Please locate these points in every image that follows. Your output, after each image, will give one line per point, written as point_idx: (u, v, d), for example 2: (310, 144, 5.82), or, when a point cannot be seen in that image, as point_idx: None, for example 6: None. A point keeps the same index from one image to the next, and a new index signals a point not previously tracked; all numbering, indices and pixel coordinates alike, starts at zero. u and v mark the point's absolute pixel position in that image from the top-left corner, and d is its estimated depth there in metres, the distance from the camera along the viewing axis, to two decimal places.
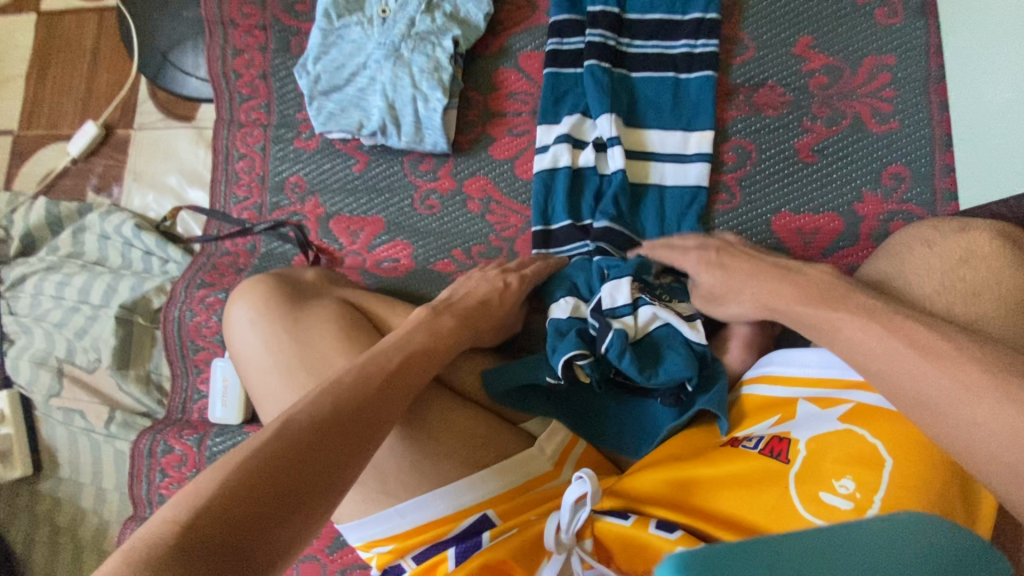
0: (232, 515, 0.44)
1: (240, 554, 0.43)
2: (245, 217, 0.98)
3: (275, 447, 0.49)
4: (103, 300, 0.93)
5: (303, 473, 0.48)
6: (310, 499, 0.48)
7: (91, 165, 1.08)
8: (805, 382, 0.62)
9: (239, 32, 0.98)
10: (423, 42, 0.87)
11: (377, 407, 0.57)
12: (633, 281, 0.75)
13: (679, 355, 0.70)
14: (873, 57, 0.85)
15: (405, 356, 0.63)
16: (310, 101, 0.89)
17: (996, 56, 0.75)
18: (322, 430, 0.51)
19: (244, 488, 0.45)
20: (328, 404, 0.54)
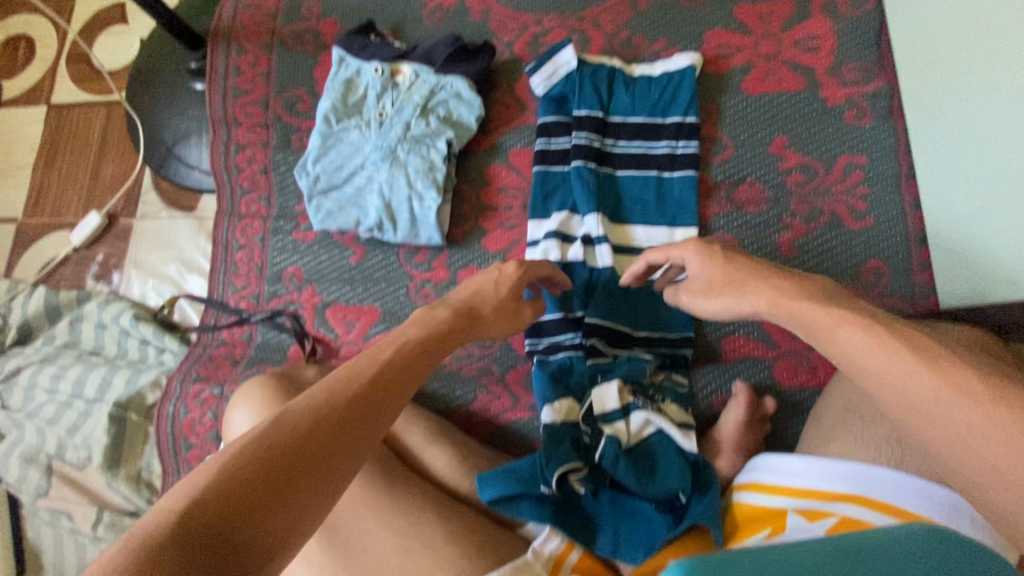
0: (220, 509, 0.42)
1: (235, 543, 0.41)
2: (242, 306, 1.00)
3: (265, 440, 0.46)
4: (98, 394, 0.93)
5: (298, 457, 0.46)
6: (307, 485, 0.46)
7: (92, 253, 1.10)
8: (794, 492, 0.63)
9: (242, 130, 1.02)
10: (418, 144, 0.92)
11: (377, 390, 0.54)
12: (623, 385, 0.78)
13: (676, 462, 0.72)
14: (846, 156, 0.89)
15: (402, 347, 0.60)
16: (309, 200, 0.92)
17: (956, 165, 0.79)
18: (317, 417, 0.49)
19: (237, 475, 0.44)
20: (326, 393, 0.51)
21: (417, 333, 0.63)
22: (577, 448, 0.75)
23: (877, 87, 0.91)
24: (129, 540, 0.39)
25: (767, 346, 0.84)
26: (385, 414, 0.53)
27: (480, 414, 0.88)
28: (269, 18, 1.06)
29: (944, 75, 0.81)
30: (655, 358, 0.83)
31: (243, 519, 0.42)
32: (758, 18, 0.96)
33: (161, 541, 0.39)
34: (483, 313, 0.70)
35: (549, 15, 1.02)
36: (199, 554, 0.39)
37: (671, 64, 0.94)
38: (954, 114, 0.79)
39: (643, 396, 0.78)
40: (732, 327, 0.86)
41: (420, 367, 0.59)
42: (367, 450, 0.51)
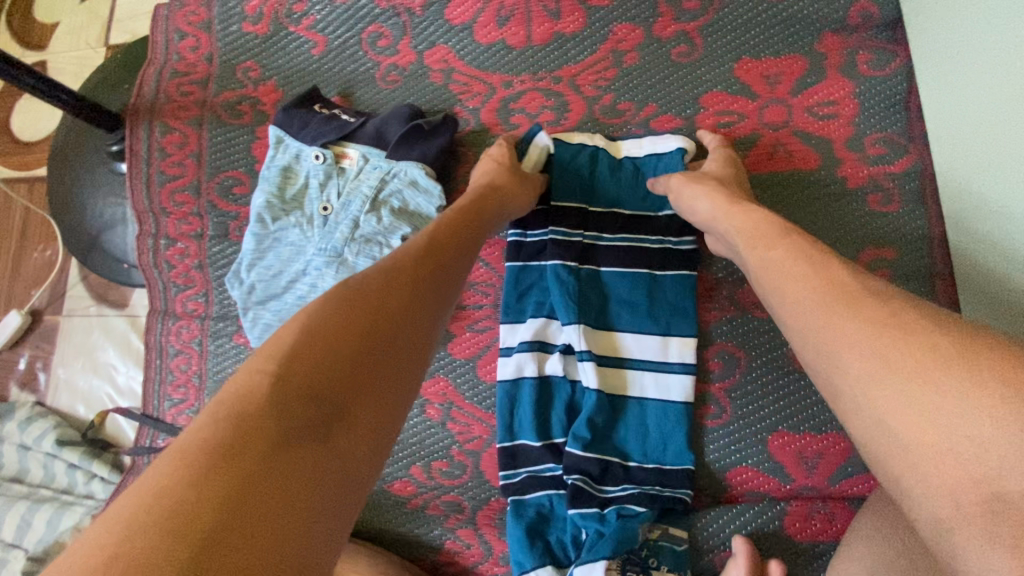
0: (322, 355, 0.44)
1: (343, 383, 0.43)
2: (181, 422, 0.88)
3: (352, 297, 0.49)
4: (17, 538, 0.82)
5: (385, 311, 0.49)
6: (397, 337, 0.49)
7: (15, 355, 0.98)
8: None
9: (172, 219, 0.89)
10: (369, 243, 0.79)
11: (439, 261, 0.58)
12: (610, 562, 0.66)
13: None
14: (870, 249, 0.76)
15: (445, 223, 0.63)
16: (244, 311, 0.80)
17: (989, 273, 0.68)
18: (396, 282, 0.52)
19: (331, 327, 0.46)
20: (385, 268, 0.54)
21: (454, 211, 0.66)
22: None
23: (907, 165, 0.77)
24: (224, 401, 0.39)
25: (781, 481, 0.72)
26: (444, 289, 0.57)
27: (452, 561, 0.77)
28: (200, 87, 0.92)
29: (984, 169, 0.67)
30: (648, 507, 0.70)
31: (337, 378, 0.43)
32: (763, 78, 0.82)
33: (265, 397, 0.39)
34: (505, 186, 0.73)
35: (520, 76, 0.88)
36: (299, 415, 0.40)
37: (664, 145, 0.80)
38: (986, 210, 0.67)
39: (633, 569, 0.66)
40: (740, 457, 0.73)
41: (464, 244, 0.63)
42: (434, 320, 0.54)
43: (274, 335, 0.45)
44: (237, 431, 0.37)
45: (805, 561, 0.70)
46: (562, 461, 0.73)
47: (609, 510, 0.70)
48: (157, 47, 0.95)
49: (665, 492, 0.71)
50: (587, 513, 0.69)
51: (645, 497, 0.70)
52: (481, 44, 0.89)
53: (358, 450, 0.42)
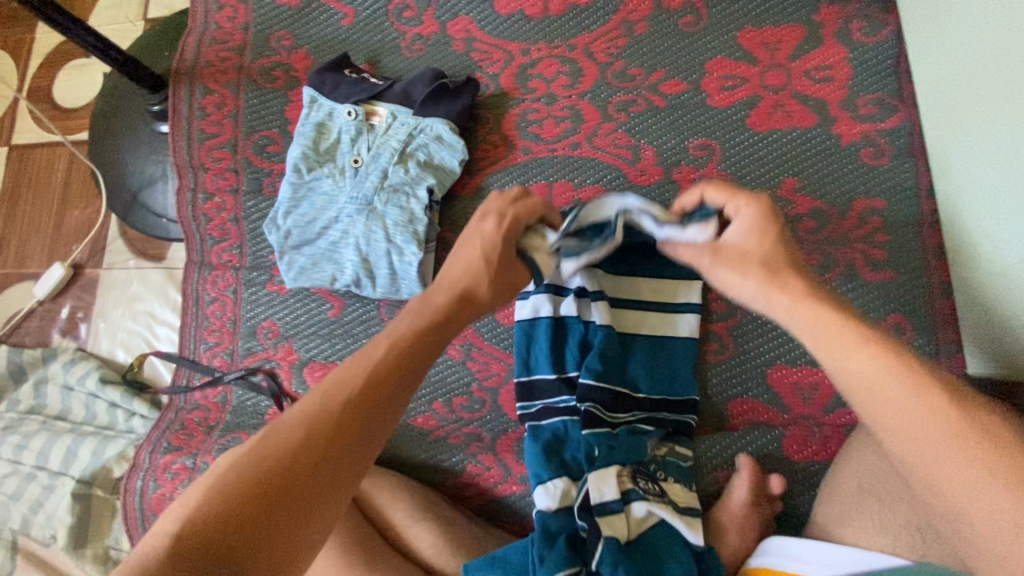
0: (296, 445, 0.52)
1: (309, 470, 0.51)
2: (216, 364, 0.94)
3: (338, 388, 0.56)
4: (63, 467, 0.88)
5: (362, 401, 0.55)
6: (369, 427, 0.55)
7: (58, 306, 1.04)
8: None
9: (210, 175, 0.96)
10: (396, 193, 0.85)
11: (425, 341, 0.61)
12: (621, 469, 0.72)
13: (681, 562, 0.67)
14: (862, 200, 0.82)
15: (426, 309, 0.64)
16: (280, 255, 0.86)
17: (971, 210, 0.74)
18: (379, 368, 0.58)
19: (311, 418, 0.53)
20: (310, 409, 0.54)
21: (406, 330, 0.61)
22: (573, 545, 0.69)
23: (897, 123, 0.83)
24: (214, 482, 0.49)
25: (778, 409, 0.78)
26: (375, 431, 0.55)
27: (472, 485, 0.82)
28: (237, 53, 0.99)
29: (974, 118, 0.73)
30: (655, 428, 0.77)
31: (230, 537, 0.46)
32: (764, 45, 0.88)
33: (241, 482, 0.49)
34: (478, 297, 0.65)
35: (536, 44, 0.95)
36: (263, 500, 0.49)
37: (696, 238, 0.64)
38: (968, 152, 0.74)
39: (643, 479, 0.72)
40: (740, 389, 0.79)
41: (411, 373, 0.59)
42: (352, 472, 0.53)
43: (198, 482, 0.51)
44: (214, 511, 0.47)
45: (802, 480, 0.75)
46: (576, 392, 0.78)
47: (619, 430, 0.76)
48: (196, 17, 1.02)
49: (671, 415, 0.77)
50: (600, 432, 0.74)
51: (652, 420, 0.77)
52: (501, 15, 0.96)
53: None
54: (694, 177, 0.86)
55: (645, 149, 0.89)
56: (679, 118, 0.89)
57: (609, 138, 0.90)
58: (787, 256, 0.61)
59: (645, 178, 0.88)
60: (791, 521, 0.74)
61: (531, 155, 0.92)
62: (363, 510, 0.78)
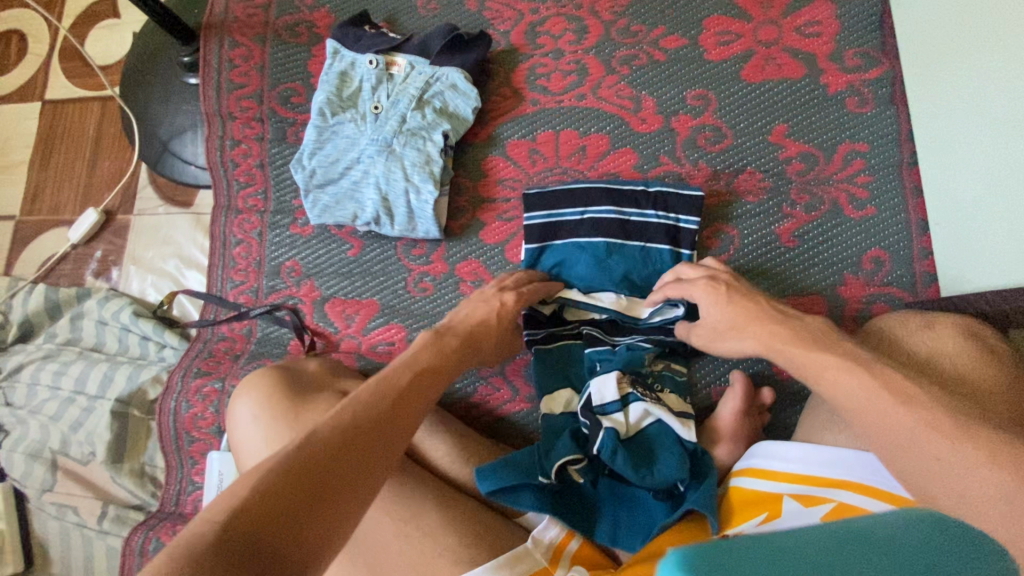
0: (352, 430, 0.55)
1: (364, 452, 0.54)
2: (241, 301, 1.00)
3: (381, 387, 0.61)
4: (100, 390, 0.94)
5: (405, 402, 0.61)
6: (409, 422, 0.60)
7: (91, 250, 1.10)
8: (791, 479, 0.66)
9: (237, 124, 1.02)
10: (414, 137, 0.92)
11: (448, 361, 0.70)
12: (622, 375, 0.77)
13: (676, 454, 0.72)
14: (847, 144, 0.88)
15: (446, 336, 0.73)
16: (305, 194, 0.92)
17: (949, 147, 0.81)
18: (416, 375, 0.65)
19: (363, 410, 0.57)
20: (350, 411, 0.57)
21: (427, 361, 0.67)
22: (576, 440, 0.74)
23: (879, 74, 0.90)
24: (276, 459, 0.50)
25: None
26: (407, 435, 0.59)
27: (481, 407, 0.88)
28: (263, 10, 1.05)
29: (955, 59, 0.79)
30: (654, 345, 0.82)
31: (288, 519, 0.47)
32: (758, 4, 0.95)
33: (304, 457, 0.51)
34: (481, 341, 0.76)
35: (546, 3, 1.01)
36: (327, 472, 0.51)
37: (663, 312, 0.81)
38: (948, 94, 0.80)
39: (642, 386, 0.77)
40: None
41: (430, 393, 0.64)
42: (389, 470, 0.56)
43: (244, 473, 0.50)
44: (283, 481, 0.49)
45: (788, 396, 0.81)
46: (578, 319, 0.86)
47: (619, 346, 0.82)
48: None
49: (670, 340, 0.82)
50: (602, 348, 0.82)
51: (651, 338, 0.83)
52: None
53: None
54: (691, 125, 0.93)
55: (646, 99, 0.95)
56: (678, 71, 0.95)
57: (612, 90, 0.96)
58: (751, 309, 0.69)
59: (645, 127, 0.94)
60: (779, 433, 0.80)
61: (540, 106, 0.98)
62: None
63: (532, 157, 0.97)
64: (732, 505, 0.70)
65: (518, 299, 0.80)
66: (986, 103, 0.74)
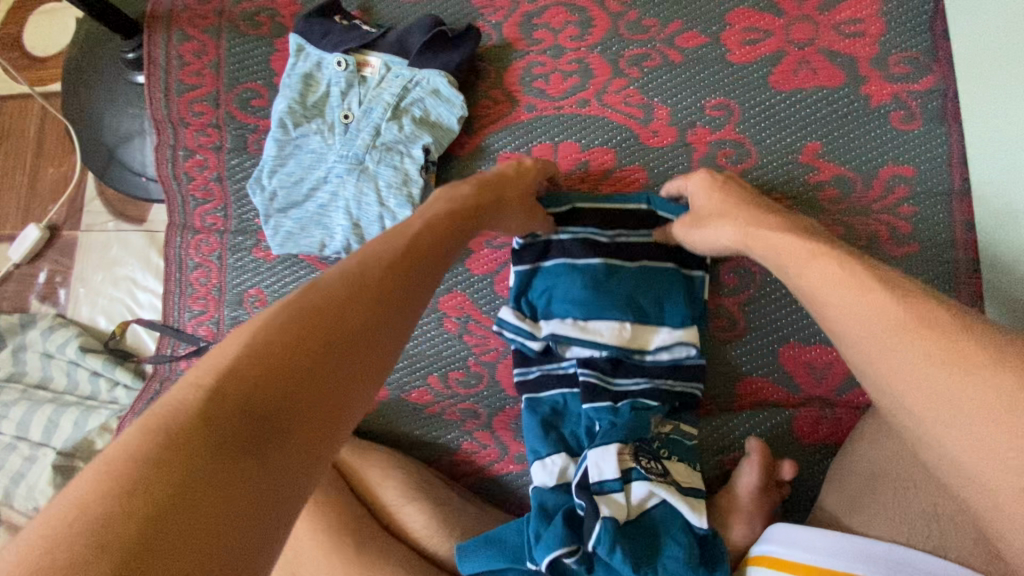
0: (371, 278, 0.48)
1: (385, 301, 0.48)
2: (201, 333, 0.89)
3: (396, 240, 0.53)
4: (44, 437, 0.84)
5: (426, 252, 0.54)
6: (429, 274, 0.54)
7: (35, 270, 0.99)
8: (815, 572, 0.58)
9: (191, 131, 0.89)
10: (389, 152, 0.79)
11: (468, 216, 0.63)
12: (622, 447, 0.68)
13: (682, 545, 0.63)
14: (890, 167, 0.76)
15: (461, 190, 0.65)
16: (265, 219, 0.81)
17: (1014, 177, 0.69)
18: (433, 225, 0.57)
19: (381, 259, 0.50)
20: (344, 270, 0.48)
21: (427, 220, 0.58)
22: (570, 522, 0.65)
23: (931, 83, 0.77)
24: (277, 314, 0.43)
25: (789, 390, 0.74)
26: (414, 300, 0.51)
27: (466, 463, 0.79)
28: None
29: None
30: (661, 404, 0.72)
31: (282, 394, 0.39)
32: None
33: (316, 309, 0.44)
34: (507, 200, 0.69)
35: None
36: (344, 321, 0.44)
37: (671, 346, 0.73)
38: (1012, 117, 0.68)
39: (646, 457, 0.69)
40: (750, 367, 0.75)
41: (447, 247, 0.58)
42: (395, 339, 0.48)
43: (222, 343, 0.41)
44: (289, 335, 0.42)
45: (810, 463, 0.72)
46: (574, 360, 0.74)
47: (623, 405, 0.71)
48: None
49: (676, 387, 0.73)
50: (601, 407, 0.71)
51: (657, 393, 0.72)
52: None
53: (301, 473, 0.39)
54: (710, 140, 0.80)
55: (659, 108, 0.82)
56: (696, 75, 0.82)
57: (619, 96, 0.84)
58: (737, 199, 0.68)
59: (657, 141, 0.82)
60: (799, 504, 0.72)
61: (536, 114, 0.85)
62: (360, 497, 0.75)
63: None
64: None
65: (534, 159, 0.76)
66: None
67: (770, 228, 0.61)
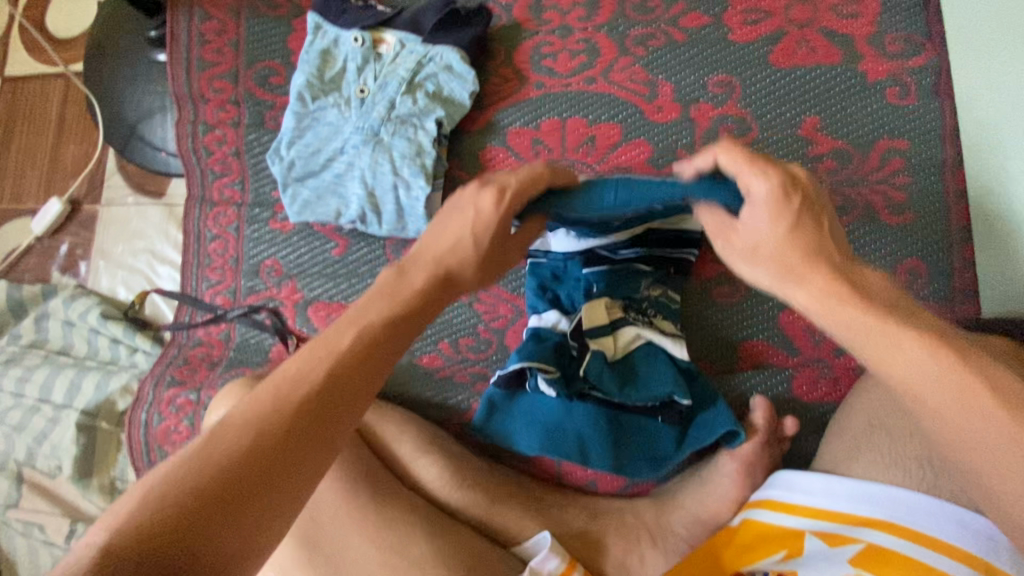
0: (289, 404, 0.47)
1: (302, 428, 0.47)
2: (218, 302, 0.92)
3: (331, 346, 0.51)
4: (66, 399, 0.87)
5: (360, 358, 0.51)
6: (364, 381, 0.51)
7: (56, 243, 1.02)
8: (811, 513, 0.63)
9: (210, 107, 0.93)
10: (404, 125, 0.82)
11: (420, 306, 0.56)
12: (611, 302, 0.73)
13: (669, 373, 0.70)
14: (885, 140, 0.79)
15: (408, 292, 0.56)
16: (284, 188, 0.84)
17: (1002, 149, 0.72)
18: (376, 323, 0.53)
19: (306, 373, 0.49)
20: (247, 417, 0.47)
21: (378, 320, 0.53)
22: (561, 355, 0.72)
23: (925, 60, 0.80)
24: (194, 449, 0.45)
25: (789, 352, 0.77)
26: (321, 448, 0.47)
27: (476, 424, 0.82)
28: None
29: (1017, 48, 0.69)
30: (653, 269, 0.76)
31: (179, 542, 0.41)
32: None
33: (230, 446, 0.45)
34: (460, 277, 0.58)
35: None
36: (257, 455, 0.45)
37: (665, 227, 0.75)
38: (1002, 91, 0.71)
39: (634, 311, 0.74)
40: (752, 332, 0.78)
41: (393, 347, 0.54)
42: (285, 500, 0.45)
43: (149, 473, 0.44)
44: (200, 473, 0.43)
45: (809, 421, 0.75)
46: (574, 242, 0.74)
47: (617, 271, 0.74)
48: None
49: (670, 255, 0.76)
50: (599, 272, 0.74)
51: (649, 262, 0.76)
52: None
53: None
54: (712, 115, 0.84)
55: (663, 84, 0.85)
56: (699, 53, 0.85)
57: (625, 74, 0.87)
58: (807, 239, 0.51)
59: (661, 116, 0.85)
60: (797, 460, 0.74)
61: (544, 91, 0.89)
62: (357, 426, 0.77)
63: (535, 148, 0.88)
64: (747, 543, 0.65)
65: (500, 197, 0.57)
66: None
67: (850, 301, 0.48)
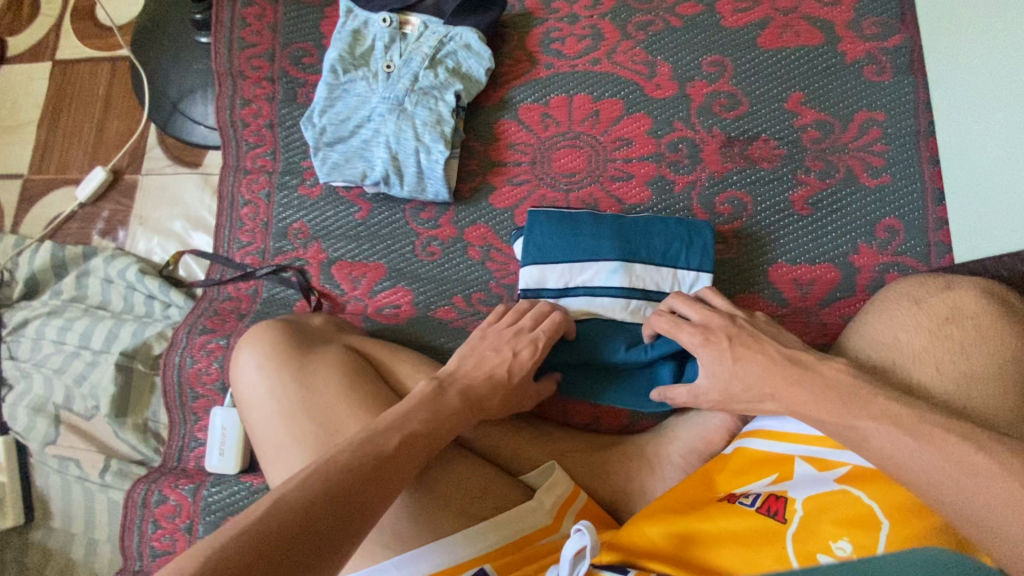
0: (360, 470, 0.55)
1: (367, 491, 0.54)
2: (247, 262, 0.99)
3: (395, 427, 0.60)
4: (105, 345, 0.93)
5: (414, 442, 0.60)
6: (415, 457, 0.59)
7: (97, 210, 1.09)
8: (802, 439, 0.62)
9: (248, 84, 1.02)
10: (426, 96, 0.91)
11: (465, 405, 0.66)
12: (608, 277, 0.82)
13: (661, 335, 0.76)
14: (864, 113, 0.87)
15: (465, 386, 0.67)
16: (315, 152, 0.92)
17: (967, 114, 0.80)
18: (435, 419, 0.63)
19: (374, 447, 0.57)
20: (304, 490, 0.51)
21: (424, 420, 0.62)
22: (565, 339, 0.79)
23: (899, 41, 0.88)
24: (279, 499, 0.50)
25: (778, 303, 0.83)
26: (357, 526, 0.52)
27: None
28: None
29: (975, 24, 0.78)
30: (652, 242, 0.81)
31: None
32: None
33: (309, 498, 0.51)
34: (495, 401, 0.69)
35: None
36: (328, 510, 0.51)
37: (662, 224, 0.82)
38: (967, 63, 0.80)
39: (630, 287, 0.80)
40: (744, 286, 0.84)
41: (441, 440, 0.63)
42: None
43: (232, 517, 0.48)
44: (282, 519, 0.49)
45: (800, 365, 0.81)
46: (577, 234, 0.81)
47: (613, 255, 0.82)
48: None
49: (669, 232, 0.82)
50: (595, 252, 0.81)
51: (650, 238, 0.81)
52: None
53: None
54: (706, 91, 0.92)
55: (662, 65, 0.94)
56: (694, 37, 0.94)
57: (627, 55, 0.95)
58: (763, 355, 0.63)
59: (660, 92, 0.93)
60: None
61: (553, 71, 0.97)
62: (372, 363, 0.81)
63: (545, 121, 0.96)
64: (740, 468, 0.65)
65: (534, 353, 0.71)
66: (1012, 60, 0.73)
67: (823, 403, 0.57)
